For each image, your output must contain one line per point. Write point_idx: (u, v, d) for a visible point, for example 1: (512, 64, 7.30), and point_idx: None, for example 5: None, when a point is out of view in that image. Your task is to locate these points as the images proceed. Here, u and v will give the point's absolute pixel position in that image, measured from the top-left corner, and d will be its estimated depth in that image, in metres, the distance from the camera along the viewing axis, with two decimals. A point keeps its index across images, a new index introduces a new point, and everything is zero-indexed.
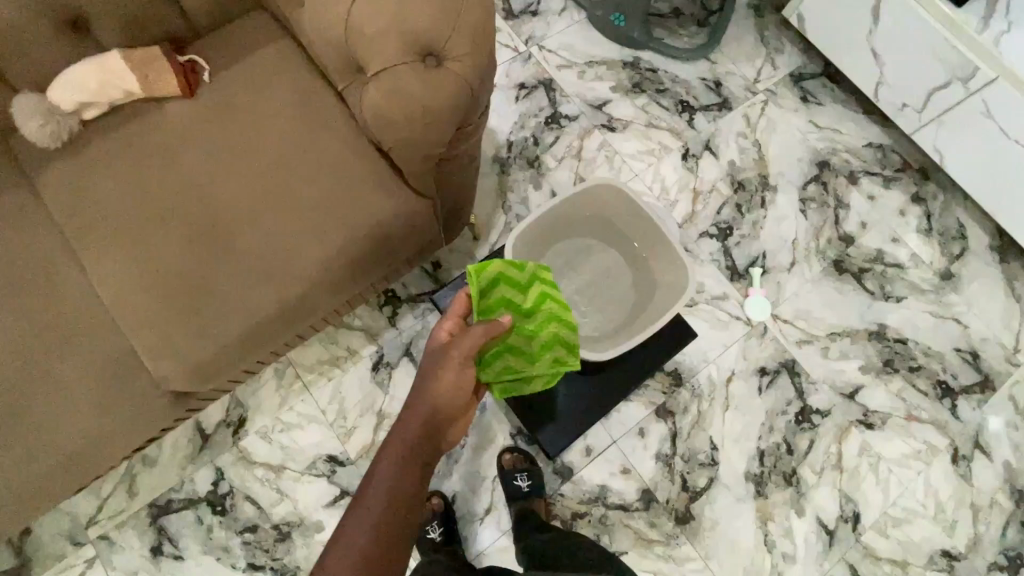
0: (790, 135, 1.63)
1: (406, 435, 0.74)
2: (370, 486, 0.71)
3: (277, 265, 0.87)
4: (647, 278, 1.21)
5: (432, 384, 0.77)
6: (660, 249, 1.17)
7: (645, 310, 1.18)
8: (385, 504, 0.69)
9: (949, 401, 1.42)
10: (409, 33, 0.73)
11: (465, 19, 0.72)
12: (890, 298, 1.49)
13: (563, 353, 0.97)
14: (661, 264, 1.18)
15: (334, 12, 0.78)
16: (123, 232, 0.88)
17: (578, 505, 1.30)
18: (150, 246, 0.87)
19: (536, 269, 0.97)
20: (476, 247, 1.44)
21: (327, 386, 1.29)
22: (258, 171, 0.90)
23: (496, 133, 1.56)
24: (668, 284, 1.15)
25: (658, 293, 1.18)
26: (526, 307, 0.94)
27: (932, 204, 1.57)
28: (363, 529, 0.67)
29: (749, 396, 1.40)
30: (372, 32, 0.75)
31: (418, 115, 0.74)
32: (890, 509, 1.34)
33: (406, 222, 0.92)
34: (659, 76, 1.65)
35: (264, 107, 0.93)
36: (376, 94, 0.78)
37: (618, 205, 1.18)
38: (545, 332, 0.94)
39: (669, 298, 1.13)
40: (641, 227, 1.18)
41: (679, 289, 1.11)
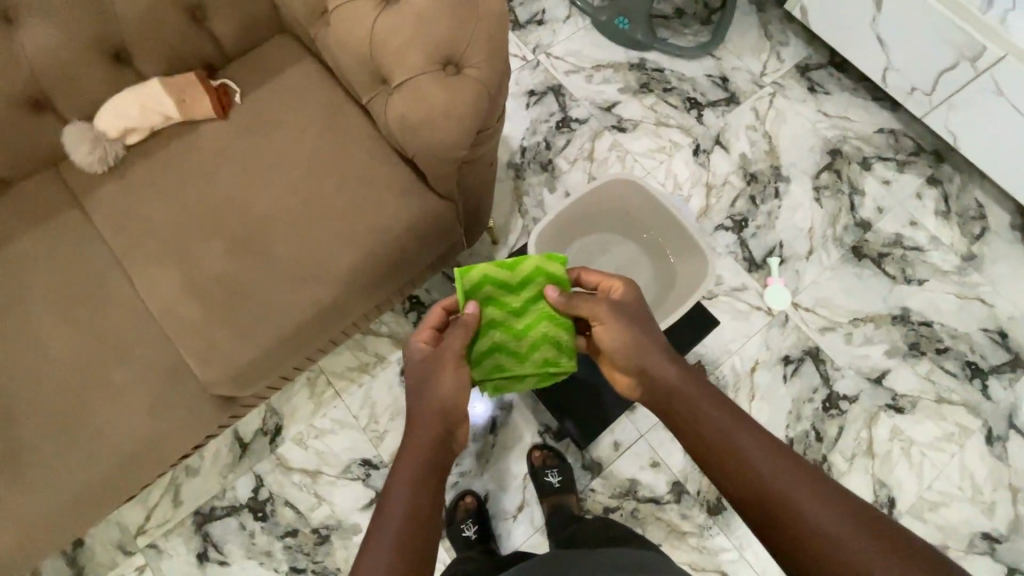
0: (799, 125, 1.64)
1: (418, 445, 0.73)
2: (388, 501, 0.69)
3: (312, 270, 0.91)
4: (668, 268, 1.23)
5: (435, 387, 0.77)
6: (679, 241, 1.19)
7: (669, 299, 1.19)
8: (405, 515, 0.68)
9: (980, 382, 1.41)
10: (428, 44, 0.77)
11: (480, 27, 0.76)
12: (912, 281, 1.49)
13: (555, 354, 0.90)
14: (681, 254, 1.19)
15: (354, 28, 0.82)
16: (166, 247, 0.93)
17: (609, 499, 1.30)
18: (194, 259, 0.92)
19: (533, 265, 0.89)
20: (495, 250, 1.49)
21: (358, 391, 1.33)
22: (288, 183, 0.95)
23: (509, 139, 1.61)
24: (687, 273, 1.17)
25: (678, 283, 1.19)
26: (515, 306, 0.89)
27: (949, 185, 1.58)
28: (388, 538, 0.66)
29: (774, 385, 1.41)
30: (395, 46, 0.79)
31: (443, 122, 0.78)
32: (925, 492, 1.33)
33: (429, 224, 0.95)
34: (666, 75, 1.69)
35: (291, 122, 0.98)
36: (400, 105, 0.81)
37: (635, 199, 1.21)
38: (534, 332, 0.88)
39: (688, 288, 1.14)
40: (660, 219, 1.20)
41: (698, 279, 1.13)
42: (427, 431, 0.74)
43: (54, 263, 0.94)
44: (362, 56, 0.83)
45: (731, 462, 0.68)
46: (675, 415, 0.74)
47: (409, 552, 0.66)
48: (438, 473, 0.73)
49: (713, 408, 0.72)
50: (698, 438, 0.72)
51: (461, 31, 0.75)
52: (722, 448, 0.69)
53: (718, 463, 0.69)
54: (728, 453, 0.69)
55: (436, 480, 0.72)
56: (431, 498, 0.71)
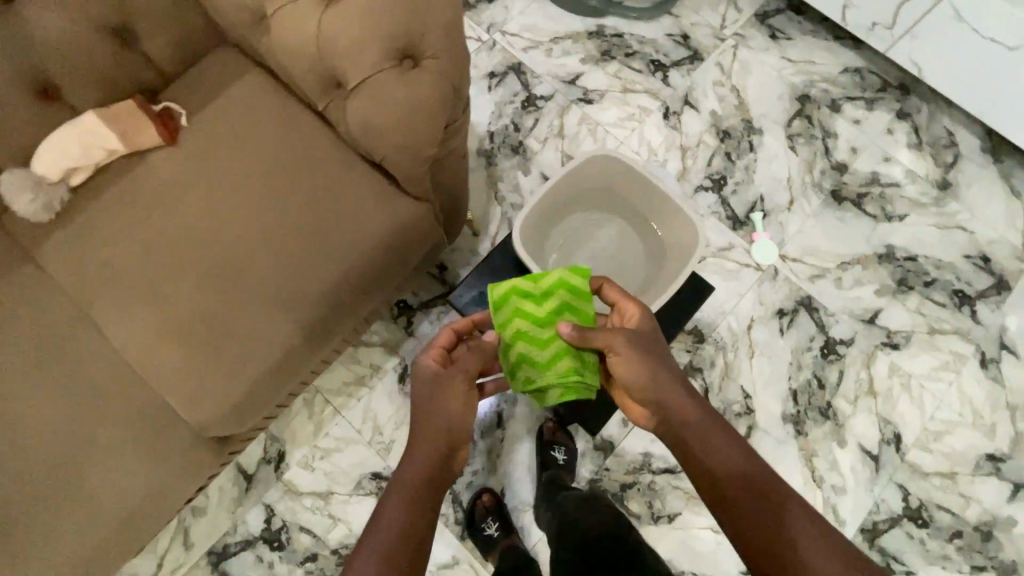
0: (765, 75, 1.63)
1: (419, 461, 0.71)
2: (380, 518, 0.66)
3: (293, 292, 0.87)
4: (656, 241, 1.21)
5: (444, 398, 0.75)
6: (664, 213, 1.17)
7: (662, 273, 1.18)
8: (396, 535, 0.64)
9: (968, 308, 1.44)
10: (379, 41, 0.71)
11: (433, 15, 0.70)
12: (893, 218, 1.51)
13: (581, 366, 0.88)
14: (668, 225, 1.17)
15: (294, 31, 0.75)
16: (134, 290, 0.87)
17: (625, 476, 1.29)
18: (164, 298, 0.87)
19: (557, 280, 0.91)
20: (477, 242, 1.45)
21: (358, 405, 1.31)
22: (254, 204, 0.89)
23: (476, 126, 1.56)
24: (678, 243, 1.15)
25: (669, 255, 1.18)
26: (541, 315, 0.90)
27: (918, 117, 1.60)
28: (376, 556, 0.63)
29: (772, 339, 1.40)
30: (341, 48, 0.72)
31: (406, 126, 0.74)
32: (928, 424, 1.35)
33: (406, 228, 0.90)
34: (626, 40, 1.64)
35: (246, 138, 0.92)
36: (356, 112, 0.77)
37: (616, 176, 1.18)
38: (557, 342, 0.88)
39: (681, 258, 1.13)
40: (642, 193, 1.17)
41: (690, 249, 1.11)
42: (432, 445, 0.72)
43: (15, 324, 0.88)
44: (305, 58, 0.76)
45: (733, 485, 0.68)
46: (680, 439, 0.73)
47: (396, 567, 0.62)
48: (436, 490, 0.70)
49: (715, 437, 0.72)
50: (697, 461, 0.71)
51: (414, 22, 0.70)
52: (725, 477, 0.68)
53: (722, 491, 0.68)
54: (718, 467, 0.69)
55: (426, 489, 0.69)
56: (428, 514, 0.68)
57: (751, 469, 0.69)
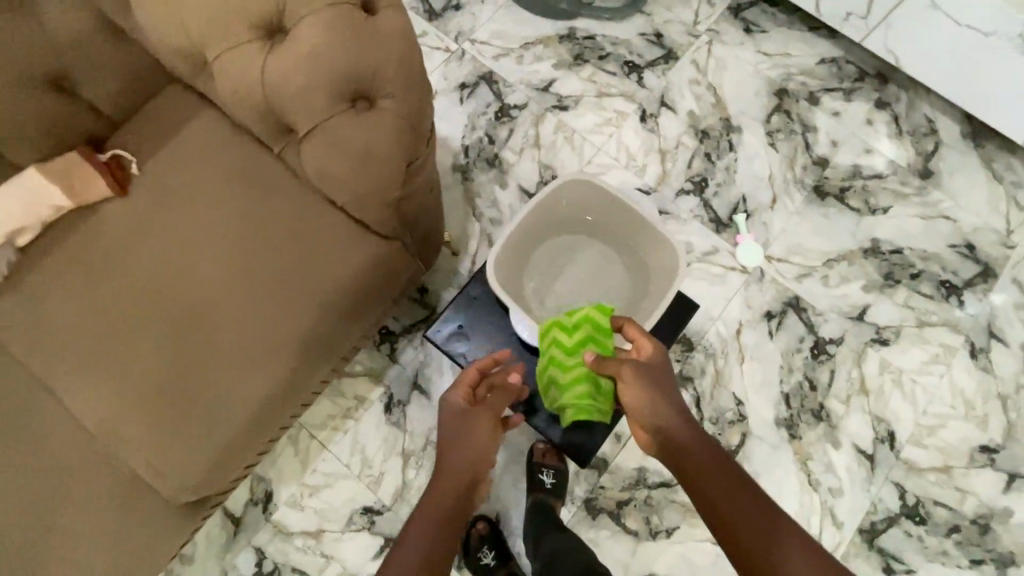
0: (741, 70, 1.60)
1: (451, 476, 0.82)
2: (414, 521, 0.75)
3: (262, 345, 0.84)
4: (637, 262, 1.18)
5: (473, 426, 0.89)
6: (643, 234, 1.13)
7: (645, 296, 1.15)
8: (433, 529, 0.74)
9: (955, 298, 1.43)
10: (329, 84, 0.66)
11: (385, 53, 0.66)
12: (877, 211, 1.50)
13: (595, 394, 0.99)
14: (649, 246, 1.14)
15: (236, 75, 0.70)
16: (96, 351, 0.83)
17: (621, 493, 1.27)
18: (126, 359, 0.83)
19: (587, 314, 1.01)
20: (458, 262, 1.42)
21: (345, 439, 1.28)
22: (218, 252, 0.85)
23: (449, 140, 1.52)
24: (660, 266, 1.12)
25: (651, 277, 1.15)
26: (569, 346, 1.00)
27: (897, 106, 1.58)
28: (416, 544, 0.71)
29: (762, 343, 1.38)
30: (290, 92, 0.68)
31: (369, 168, 0.71)
32: (921, 419, 1.34)
33: (379, 265, 0.87)
34: (598, 42, 1.60)
35: (204, 181, 0.87)
36: (313, 155, 0.73)
37: (595, 198, 1.14)
38: (578, 371, 0.99)
39: (664, 281, 1.10)
40: (620, 215, 1.14)
41: (672, 272, 1.08)
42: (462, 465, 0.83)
43: None
44: (253, 102, 0.72)
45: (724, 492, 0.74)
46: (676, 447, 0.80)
47: (432, 555, 0.71)
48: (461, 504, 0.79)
49: (709, 454, 0.78)
50: (690, 468, 0.77)
51: (364, 60, 0.65)
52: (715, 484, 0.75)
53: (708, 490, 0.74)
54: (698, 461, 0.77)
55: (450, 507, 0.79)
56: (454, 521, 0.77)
57: (743, 485, 0.75)
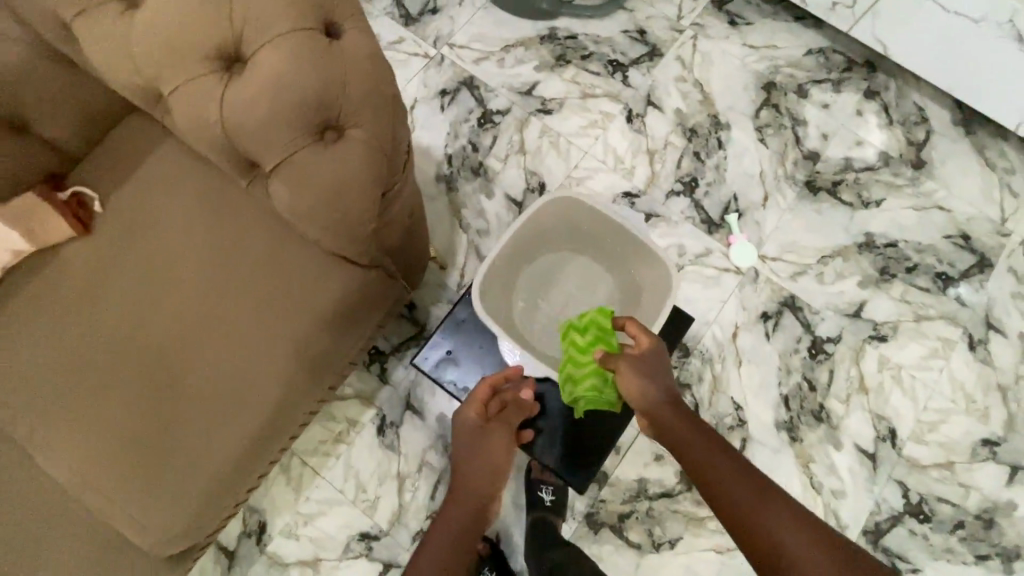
0: (727, 65, 1.56)
1: (469, 485, 0.99)
2: (437, 527, 0.94)
3: (241, 387, 0.81)
4: (629, 279, 1.15)
5: (488, 442, 1.02)
6: (635, 251, 1.11)
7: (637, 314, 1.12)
8: (452, 534, 0.92)
9: (952, 291, 1.41)
10: (292, 115, 0.61)
11: (350, 78, 0.61)
12: (870, 204, 1.47)
13: (605, 388, 0.98)
14: (640, 263, 1.11)
15: (187, 110, 0.64)
16: (73, 396, 0.80)
17: (621, 506, 1.25)
18: (97, 409, 0.80)
19: (594, 312, 1.02)
20: (446, 276, 1.38)
21: (338, 464, 1.25)
22: (188, 292, 0.82)
23: (431, 150, 1.48)
24: (651, 284, 1.09)
25: (643, 295, 1.12)
26: (580, 343, 1.01)
27: (887, 95, 1.55)
28: (438, 548, 0.90)
29: (759, 345, 1.36)
30: (247, 127, 0.62)
31: (344, 202, 0.67)
32: (922, 415, 1.32)
33: (363, 292, 0.84)
34: (580, 41, 1.56)
35: (176, 214, 0.84)
36: (282, 194, 0.67)
37: (585, 216, 1.11)
38: (587, 367, 0.99)
39: (656, 300, 1.07)
40: (610, 232, 1.11)
41: (664, 291, 1.05)
42: (479, 475, 1.00)
43: None
44: (209, 140, 0.66)
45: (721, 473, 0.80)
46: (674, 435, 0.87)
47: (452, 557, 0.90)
48: (476, 507, 0.98)
49: (708, 442, 0.84)
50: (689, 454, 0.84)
51: (328, 88, 0.61)
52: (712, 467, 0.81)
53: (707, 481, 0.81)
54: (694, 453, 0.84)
55: (465, 522, 0.95)
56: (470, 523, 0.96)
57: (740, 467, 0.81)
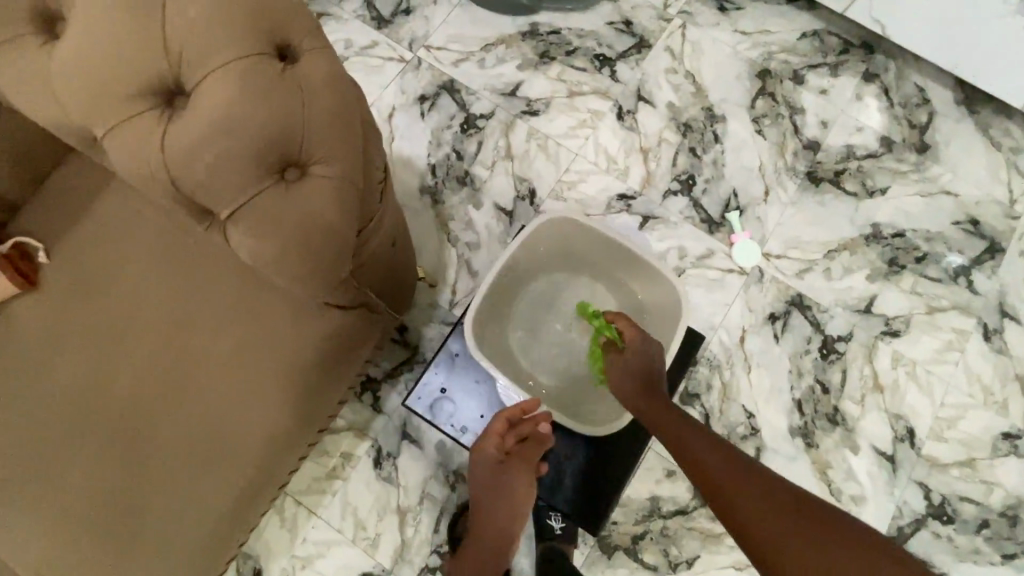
0: (719, 53, 1.48)
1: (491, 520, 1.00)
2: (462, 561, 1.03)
3: (226, 435, 0.80)
4: (633, 300, 1.13)
5: (510, 481, 0.99)
6: (639, 272, 1.09)
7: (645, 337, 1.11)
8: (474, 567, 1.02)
9: (964, 279, 1.36)
10: (245, 156, 0.54)
11: (312, 111, 0.55)
12: (875, 193, 1.41)
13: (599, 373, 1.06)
14: (645, 284, 1.10)
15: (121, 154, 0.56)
16: (59, 465, 0.78)
17: (634, 527, 1.19)
18: (75, 470, 0.78)
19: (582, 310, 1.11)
20: (437, 294, 1.31)
21: (334, 502, 1.19)
22: (161, 341, 0.80)
23: (413, 161, 1.40)
24: (659, 305, 1.08)
25: (649, 317, 1.11)
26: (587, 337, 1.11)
27: (886, 77, 1.49)
28: None
29: (768, 348, 1.30)
30: (194, 173, 0.55)
31: (316, 251, 0.59)
32: (939, 411, 1.27)
33: (347, 324, 0.81)
34: (564, 36, 1.48)
35: (141, 264, 0.82)
36: (243, 248, 0.60)
37: (584, 237, 1.09)
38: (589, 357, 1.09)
39: (666, 322, 1.05)
40: (613, 253, 1.09)
41: (673, 314, 1.04)
42: (501, 512, 1.00)
43: None
44: (156, 192, 0.58)
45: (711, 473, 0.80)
46: (667, 442, 0.87)
47: None
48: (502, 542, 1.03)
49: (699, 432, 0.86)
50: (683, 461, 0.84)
51: (286, 123, 0.54)
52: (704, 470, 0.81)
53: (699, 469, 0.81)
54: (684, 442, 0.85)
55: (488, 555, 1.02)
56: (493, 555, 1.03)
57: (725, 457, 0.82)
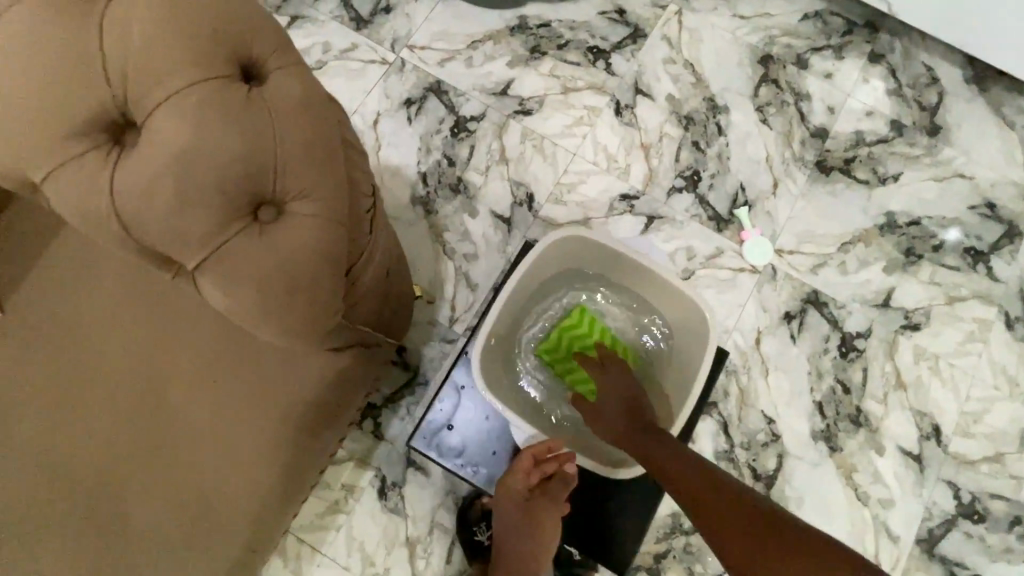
0: (718, 40, 1.41)
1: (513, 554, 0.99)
2: None
3: (219, 487, 0.75)
4: (649, 313, 1.12)
5: (531, 517, 0.99)
6: (654, 284, 1.07)
7: (669, 350, 1.10)
8: None
9: (983, 266, 1.30)
10: (215, 201, 0.48)
11: (286, 144, 0.50)
12: (887, 180, 1.35)
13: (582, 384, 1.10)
14: (660, 296, 1.09)
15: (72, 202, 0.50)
16: (32, 537, 0.71)
17: (656, 546, 1.13)
18: (50, 540, 0.71)
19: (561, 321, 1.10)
20: (435, 310, 1.24)
21: (339, 537, 1.12)
22: (139, 392, 0.75)
23: (402, 170, 1.32)
24: (681, 318, 1.07)
25: (671, 329, 1.10)
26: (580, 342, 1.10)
27: (892, 57, 1.42)
28: None
29: (785, 349, 1.25)
30: (158, 223, 0.49)
31: (299, 300, 0.53)
32: (965, 406, 1.23)
33: (342, 368, 0.75)
34: (554, 29, 1.40)
35: (113, 309, 0.76)
36: (217, 298, 0.54)
37: (602, 257, 1.08)
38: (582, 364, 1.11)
39: (691, 335, 1.05)
40: (624, 268, 1.08)
41: (697, 325, 1.03)
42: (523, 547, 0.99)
43: None
44: (115, 239, 0.52)
45: (708, 497, 0.76)
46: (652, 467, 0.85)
47: None
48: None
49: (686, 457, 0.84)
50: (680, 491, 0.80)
51: (260, 159, 0.49)
52: (706, 493, 0.77)
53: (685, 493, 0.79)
54: (668, 466, 0.83)
55: None
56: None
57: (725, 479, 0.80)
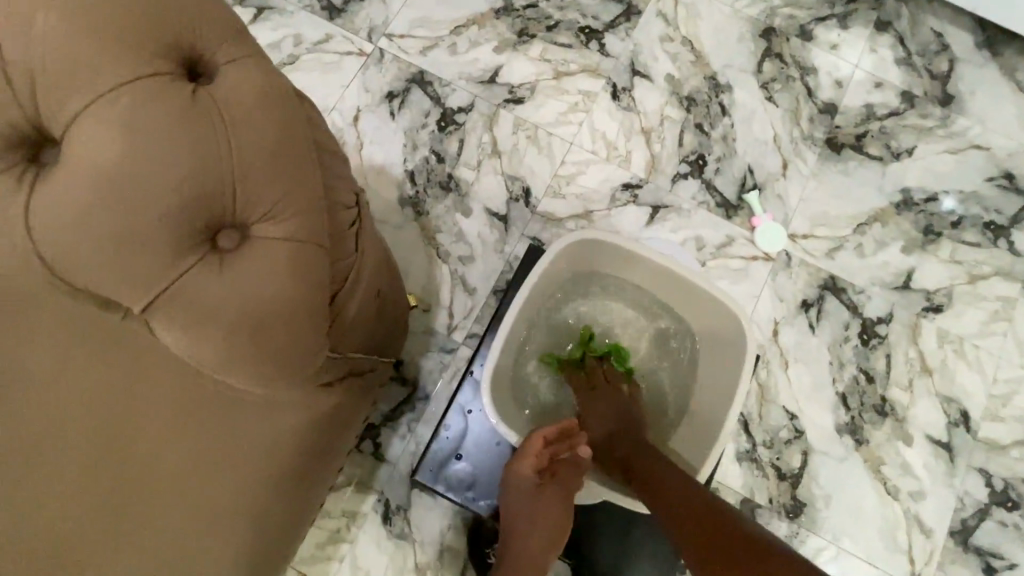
0: (717, 13, 1.33)
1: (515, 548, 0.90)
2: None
3: (199, 538, 0.67)
4: (668, 316, 1.05)
5: (537, 510, 0.89)
6: (669, 284, 1.01)
7: (694, 354, 1.03)
8: None
9: (1005, 241, 1.24)
10: (169, 224, 0.45)
11: (242, 158, 0.46)
12: (901, 154, 1.28)
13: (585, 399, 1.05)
14: (676, 296, 1.03)
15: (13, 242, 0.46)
16: None
17: None
18: None
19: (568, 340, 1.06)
20: (432, 318, 1.16)
21: (342, 568, 1.05)
22: (93, 446, 0.66)
23: (387, 169, 1.22)
24: (703, 316, 1.01)
25: (694, 331, 1.03)
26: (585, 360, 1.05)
27: (900, 24, 1.34)
28: None
29: (804, 339, 1.18)
30: (111, 254, 0.45)
31: (275, 330, 0.49)
32: (993, 389, 1.17)
33: (334, 395, 0.68)
34: (542, 9, 1.31)
35: (40, 359, 0.65)
36: (184, 332, 0.49)
37: (615, 258, 1.01)
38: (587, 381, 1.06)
39: (719, 335, 0.99)
40: (636, 269, 1.02)
41: (724, 324, 0.97)
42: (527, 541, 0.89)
43: None
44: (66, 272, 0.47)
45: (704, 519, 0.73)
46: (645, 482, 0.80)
47: None
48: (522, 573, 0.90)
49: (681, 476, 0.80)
50: (671, 509, 0.76)
51: (214, 177, 0.45)
52: (704, 516, 0.74)
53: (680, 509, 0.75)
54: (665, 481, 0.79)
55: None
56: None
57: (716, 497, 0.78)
